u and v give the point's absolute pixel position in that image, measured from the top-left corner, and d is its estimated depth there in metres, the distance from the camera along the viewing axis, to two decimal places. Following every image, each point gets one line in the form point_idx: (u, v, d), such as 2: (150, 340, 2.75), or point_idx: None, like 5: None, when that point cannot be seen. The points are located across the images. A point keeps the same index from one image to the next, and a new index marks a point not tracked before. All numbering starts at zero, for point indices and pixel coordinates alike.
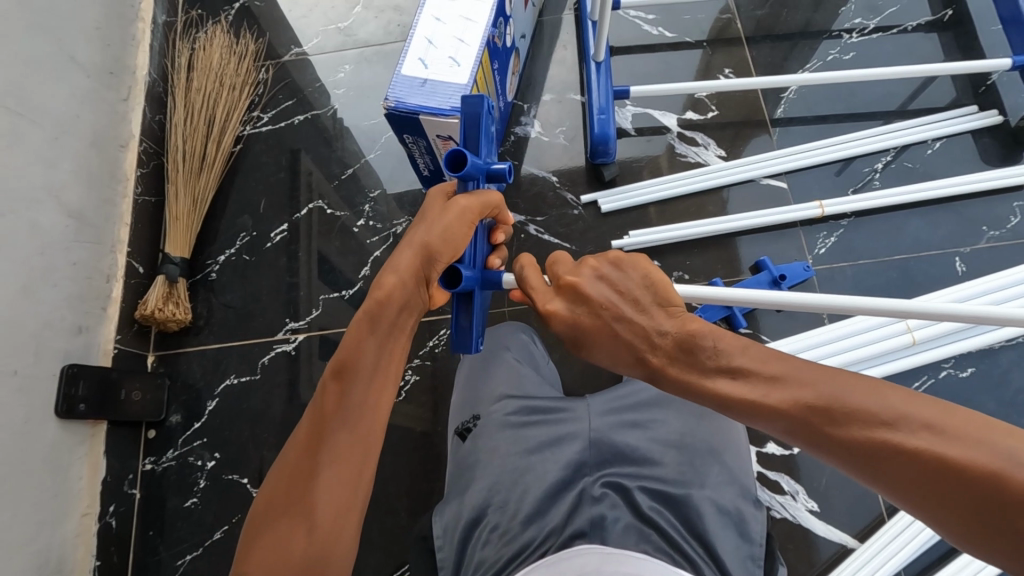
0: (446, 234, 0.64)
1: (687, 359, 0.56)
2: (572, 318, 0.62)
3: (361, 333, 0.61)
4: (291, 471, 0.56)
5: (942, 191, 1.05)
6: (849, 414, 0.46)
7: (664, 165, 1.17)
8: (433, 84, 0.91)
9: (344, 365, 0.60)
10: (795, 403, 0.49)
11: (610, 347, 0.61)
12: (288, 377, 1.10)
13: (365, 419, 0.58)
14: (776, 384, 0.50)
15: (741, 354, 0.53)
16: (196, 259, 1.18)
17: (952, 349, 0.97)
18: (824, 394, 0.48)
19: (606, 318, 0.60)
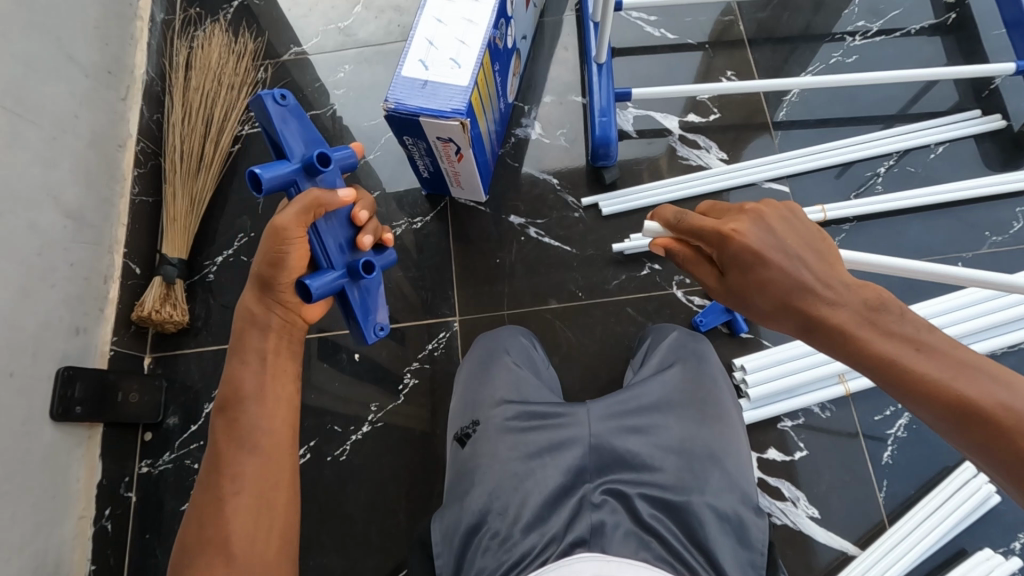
0: (269, 259, 0.69)
1: (856, 311, 0.56)
2: (759, 258, 0.59)
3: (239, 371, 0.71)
4: (205, 495, 0.65)
5: (944, 196, 1.05)
6: (996, 396, 0.49)
7: (666, 168, 1.16)
8: (433, 86, 0.91)
9: (230, 397, 0.69)
10: (944, 373, 0.51)
11: (771, 282, 0.59)
12: None
13: (259, 444, 0.67)
14: (932, 356, 0.52)
15: (912, 324, 0.54)
16: (194, 260, 1.17)
17: None
18: (974, 374, 0.50)
19: (789, 260, 0.59)
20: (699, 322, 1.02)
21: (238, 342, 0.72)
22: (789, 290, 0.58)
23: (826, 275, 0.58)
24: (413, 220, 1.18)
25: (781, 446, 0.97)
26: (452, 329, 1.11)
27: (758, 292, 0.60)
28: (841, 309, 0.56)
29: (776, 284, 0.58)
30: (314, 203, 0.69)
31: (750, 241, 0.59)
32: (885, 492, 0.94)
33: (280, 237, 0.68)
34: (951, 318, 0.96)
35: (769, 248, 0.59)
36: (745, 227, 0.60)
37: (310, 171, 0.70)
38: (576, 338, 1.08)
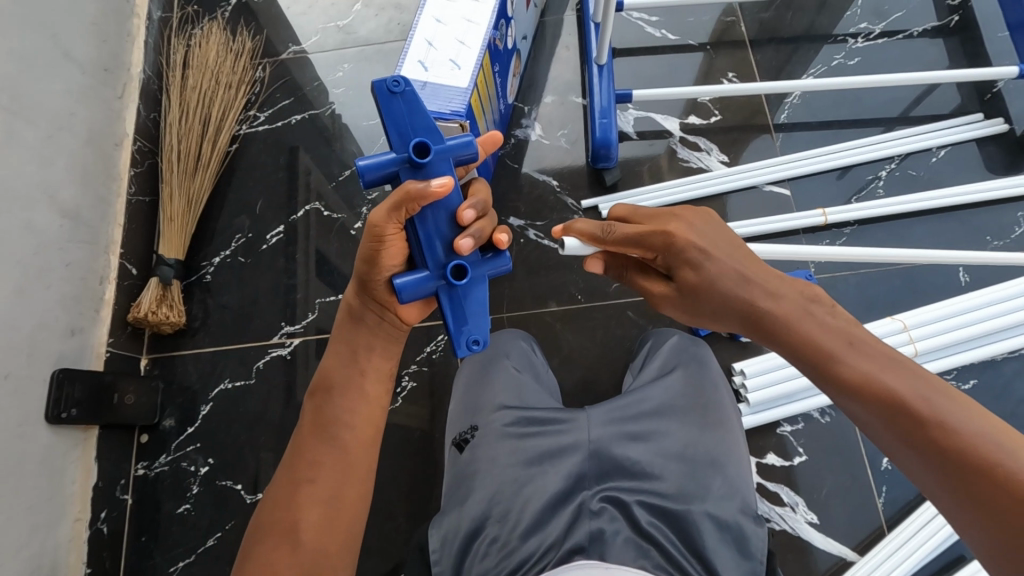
0: (366, 260, 0.67)
1: (791, 306, 0.61)
2: (699, 258, 0.64)
3: (329, 363, 0.73)
4: (282, 479, 0.66)
5: (946, 200, 1.04)
6: (914, 386, 0.53)
7: (667, 170, 1.15)
8: (433, 87, 0.90)
9: (322, 385, 0.72)
10: (871, 364, 0.55)
11: (710, 280, 0.63)
12: (285, 380, 1.09)
13: (342, 437, 0.68)
14: (858, 349, 0.56)
15: (840, 320, 0.59)
16: (191, 260, 1.17)
17: (954, 360, 0.96)
18: (896, 367, 0.54)
19: (725, 257, 0.64)
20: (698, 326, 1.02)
21: (339, 335, 0.74)
22: (728, 290, 0.63)
23: (762, 276, 0.63)
24: None
25: (780, 451, 0.97)
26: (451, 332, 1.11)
27: (698, 291, 0.64)
28: (782, 303, 0.61)
29: (715, 282, 0.63)
30: (404, 198, 0.59)
31: (690, 239, 0.64)
32: (884, 498, 0.94)
33: (376, 235, 0.63)
34: (951, 324, 0.96)
35: (708, 249, 0.64)
36: (679, 227, 0.65)
37: (411, 162, 0.61)
38: (576, 341, 1.07)
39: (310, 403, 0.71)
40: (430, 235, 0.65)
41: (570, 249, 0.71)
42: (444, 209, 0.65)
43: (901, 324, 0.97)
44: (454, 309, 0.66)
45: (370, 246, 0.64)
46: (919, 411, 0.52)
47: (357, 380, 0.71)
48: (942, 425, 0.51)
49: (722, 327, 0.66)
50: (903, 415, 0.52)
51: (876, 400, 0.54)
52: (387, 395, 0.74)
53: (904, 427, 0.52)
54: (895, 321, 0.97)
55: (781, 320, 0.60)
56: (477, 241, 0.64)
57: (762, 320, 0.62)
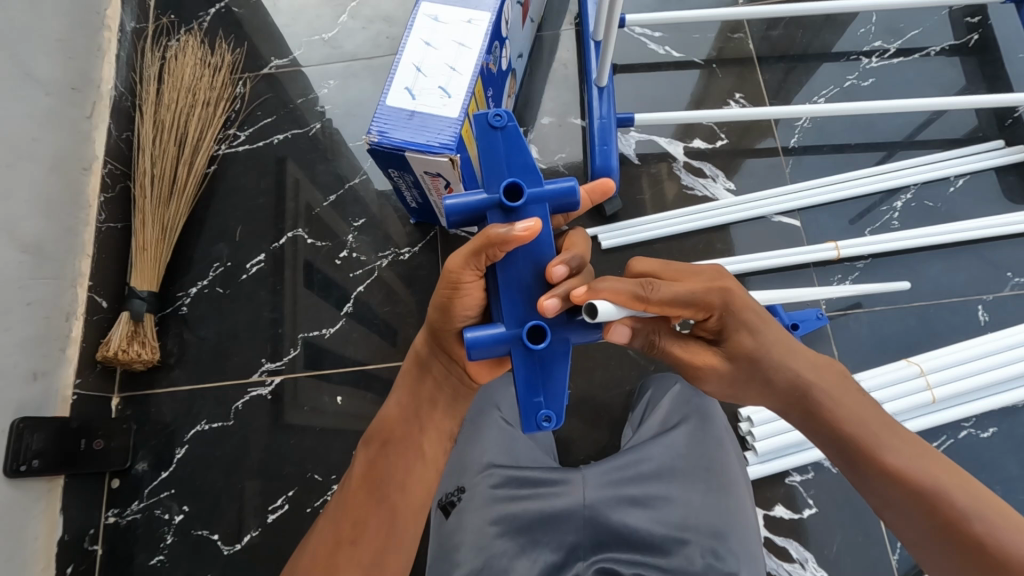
0: (440, 313, 0.63)
1: (826, 385, 0.62)
2: (756, 322, 0.64)
3: (391, 412, 0.71)
4: (329, 526, 0.64)
5: (964, 233, 0.99)
6: (940, 473, 0.57)
7: (670, 198, 1.09)
8: (421, 118, 0.83)
9: (381, 432, 0.70)
10: (900, 448, 0.59)
11: (761, 348, 0.63)
12: (266, 420, 1.03)
13: (394, 494, 0.65)
14: (887, 433, 0.60)
15: (859, 399, 0.62)
16: (166, 291, 1.10)
17: (972, 408, 0.91)
18: (918, 452, 0.59)
19: (775, 331, 0.64)
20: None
21: (404, 383, 0.72)
22: (781, 359, 0.63)
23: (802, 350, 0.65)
24: (401, 250, 1.10)
25: (789, 503, 0.92)
26: None
27: (756, 356, 0.63)
28: (813, 379, 0.62)
29: (767, 351, 0.63)
30: (485, 244, 0.55)
31: (747, 301, 0.63)
32: (898, 554, 0.89)
33: (451, 280, 0.58)
34: (969, 369, 0.91)
35: (762, 318, 0.64)
36: (738, 286, 0.64)
37: (504, 207, 0.57)
38: (573, 382, 1.01)
39: (366, 451, 0.69)
40: (512, 288, 0.58)
41: (603, 316, 0.55)
42: (534, 261, 0.59)
43: (917, 369, 0.92)
44: (526, 377, 0.57)
45: (447, 291, 0.60)
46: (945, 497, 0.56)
47: (415, 434, 0.68)
48: (968, 515, 0.55)
49: (756, 401, 0.67)
50: (934, 502, 0.56)
51: (909, 486, 0.57)
52: (444, 456, 0.71)
53: (932, 512, 0.56)
54: (911, 365, 0.92)
55: (821, 399, 0.62)
56: (563, 302, 0.56)
57: (803, 396, 0.62)
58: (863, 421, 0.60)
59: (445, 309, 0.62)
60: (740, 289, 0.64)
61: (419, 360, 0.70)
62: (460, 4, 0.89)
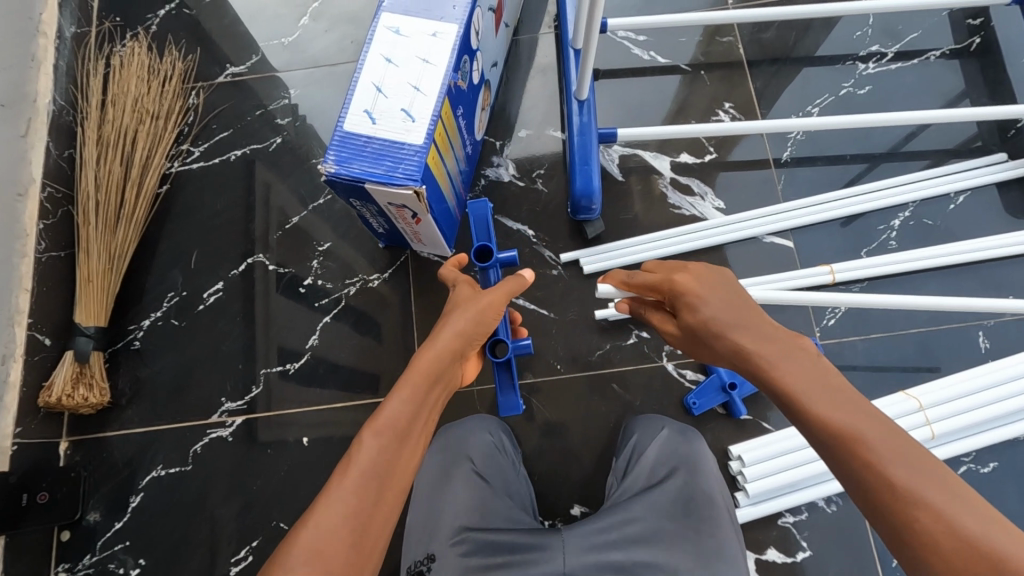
0: (478, 334, 0.60)
1: (777, 347, 0.46)
2: (708, 291, 0.52)
3: (385, 429, 0.45)
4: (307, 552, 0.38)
5: (966, 255, 0.93)
6: (915, 469, 0.37)
7: (656, 218, 1.02)
8: (381, 145, 0.75)
9: (389, 420, 0.46)
10: (859, 420, 0.40)
11: (705, 314, 0.51)
12: (227, 465, 0.96)
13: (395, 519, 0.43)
14: (844, 403, 0.41)
15: (816, 361, 0.45)
16: (116, 324, 1.02)
17: (973, 443, 0.87)
18: (896, 434, 0.39)
19: (717, 297, 0.52)
20: (692, 404, 0.90)
21: (419, 367, 0.51)
22: (720, 323, 0.49)
23: (765, 316, 0.49)
24: (370, 277, 1.03)
25: (782, 545, 0.87)
26: None
27: (710, 328, 0.50)
28: (756, 340, 0.47)
29: (712, 316, 0.50)
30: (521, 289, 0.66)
31: (691, 279, 0.54)
32: None
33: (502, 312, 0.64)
34: (970, 403, 0.86)
35: (717, 287, 0.53)
36: (704, 264, 0.56)
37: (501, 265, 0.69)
38: (556, 419, 0.95)
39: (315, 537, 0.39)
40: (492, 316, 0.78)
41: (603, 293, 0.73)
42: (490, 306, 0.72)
43: (916, 403, 0.87)
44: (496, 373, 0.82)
45: (487, 317, 0.61)
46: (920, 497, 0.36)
47: (420, 441, 0.47)
48: (932, 518, 0.36)
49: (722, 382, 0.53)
50: (895, 504, 0.37)
51: (865, 474, 0.38)
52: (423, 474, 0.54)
53: (884, 504, 0.37)
54: (909, 399, 0.87)
55: (766, 363, 0.45)
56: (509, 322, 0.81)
57: (748, 367, 0.47)
58: (807, 387, 0.42)
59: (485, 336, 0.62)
60: (692, 264, 0.56)
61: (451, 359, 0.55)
62: (425, 14, 0.80)
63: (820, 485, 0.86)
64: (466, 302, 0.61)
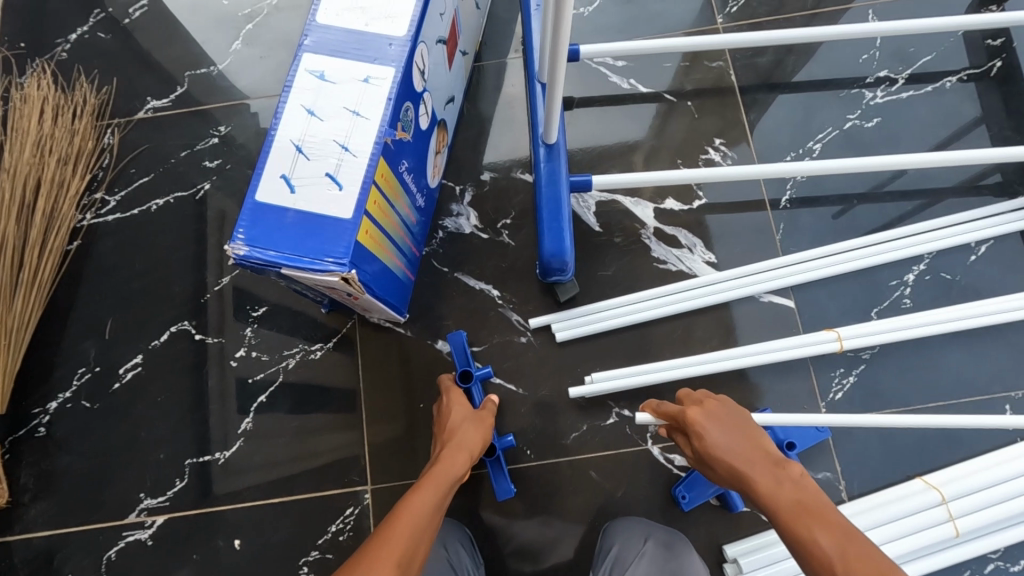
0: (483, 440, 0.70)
1: (766, 467, 0.51)
2: (715, 420, 0.57)
3: (425, 498, 0.54)
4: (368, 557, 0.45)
5: (994, 318, 0.81)
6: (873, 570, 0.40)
7: (639, 274, 0.90)
8: (302, 221, 0.62)
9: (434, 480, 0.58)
10: (827, 532, 0.44)
11: (707, 434, 0.56)
12: (147, 573, 0.83)
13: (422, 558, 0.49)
14: (816, 518, 0.45)
15: (800, 481, 0.49)
16: (19, 407, 0.88)
17: (1003, 540, 0.76)
18: (861, 544, 0.42)
19: (716, 422, 0.57)
20: (680, 498, 0.79)
21: (449, 456, 0.63)
22: (715, 445, 0.55)
23: (764, 443, 0.54)
24: (312, 347, 0.89)
25: None
26: (364, 502, 0.84)
27: (710, 451, 0.55)
28: (749, 462, 0.52)
29: (713, 443, 0.55)
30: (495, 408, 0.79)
31: (695, 406, 0.59)
32: None
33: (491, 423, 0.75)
34: (1000, 495, 0.75)
35: (728, 416, 0.58)
36: (721, 401, 0.61)
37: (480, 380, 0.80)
38: (526, 514, 0.83)
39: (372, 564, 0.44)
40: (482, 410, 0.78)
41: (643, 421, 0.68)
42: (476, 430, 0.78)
43: (939, 495, 0.76)
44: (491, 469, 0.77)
45: (486, 431, 0.71)
46: None
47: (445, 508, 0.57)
48: None
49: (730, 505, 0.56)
50: None
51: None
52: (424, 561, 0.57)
53: None
54: (930, 490, 0.76)
55: (753, 480, 0.50)
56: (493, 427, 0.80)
57: (742, 486, 0.52)
58: (785, 503, 0.47)
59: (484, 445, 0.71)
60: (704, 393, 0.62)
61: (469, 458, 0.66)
62: (355, 54, 0.66)
63: None
64: (468, 410, 0.73)
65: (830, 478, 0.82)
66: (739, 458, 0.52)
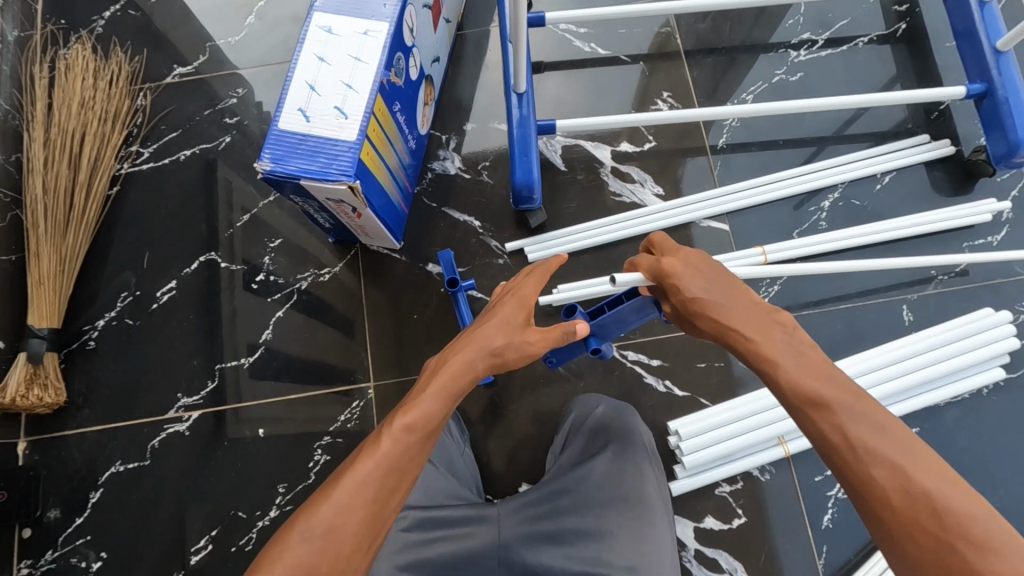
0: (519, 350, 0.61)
1: (761, 325, 0.57)
2: (693, 269, 0.61)
3: (388, 443, 0.52)
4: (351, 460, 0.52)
5: (889, 234, 0.98)
6: (880, 433, 0.49)
7: (598, 205, 1.06)
8: (316, 142, 0.78)
9: (410, 411, 0.55)
10: (828, 391, 0.51)
11: (692, 290, 0.60)
12: (184, 460, 0.98)
13: (374, 484, 0.50)
14: (822, 378, 0.52)
15: (794, 337, 0.56)
16: (70, 325, 1.03)
17: (895, 410, 0.92)
18: (861, 400, 0.50)
19: (699, 274, 0.61)
20: (550, 361, 0.80)
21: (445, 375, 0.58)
22: (700, 292, 0.60)
23: (745, 297, 0.60)
24: (321, 271, 1.05)
25: (720, 514, 0.92)
26: (367, 397, 1.00)
27: (699, 302, 0.60)
28: (738, 318, 0.58)
29: (698, 290, 0.60)
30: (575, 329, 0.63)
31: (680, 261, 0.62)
32: (824, 558, 0.90)
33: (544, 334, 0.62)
34: (893, 372, 0.92)
35: (700, 264, 0.62)
36: (690, 248, 0.64)
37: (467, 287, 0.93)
38: (504, 402, 0.98)
39: (330, 507, 0.49)
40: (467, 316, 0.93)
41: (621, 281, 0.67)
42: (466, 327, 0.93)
43: None
44: None
45: (524, 344, 0.61)
46: (907, 451, 0.48)
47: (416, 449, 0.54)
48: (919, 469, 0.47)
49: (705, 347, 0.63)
50: (887, 464, 0.47)
51: (859, 441, 0.49)
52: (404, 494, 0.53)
53: (885, 466, 0.47)
54: None
55: (744, 337, 0.57)
56: None
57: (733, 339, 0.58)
58: (810, 373, 0.53)
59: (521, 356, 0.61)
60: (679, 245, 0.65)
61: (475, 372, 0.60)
62: (355, 13, 0.82)
63: (756, 463, 0.91)
64: (515, 321, 0.62)
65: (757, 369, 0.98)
66: (728, 315, 0.59)
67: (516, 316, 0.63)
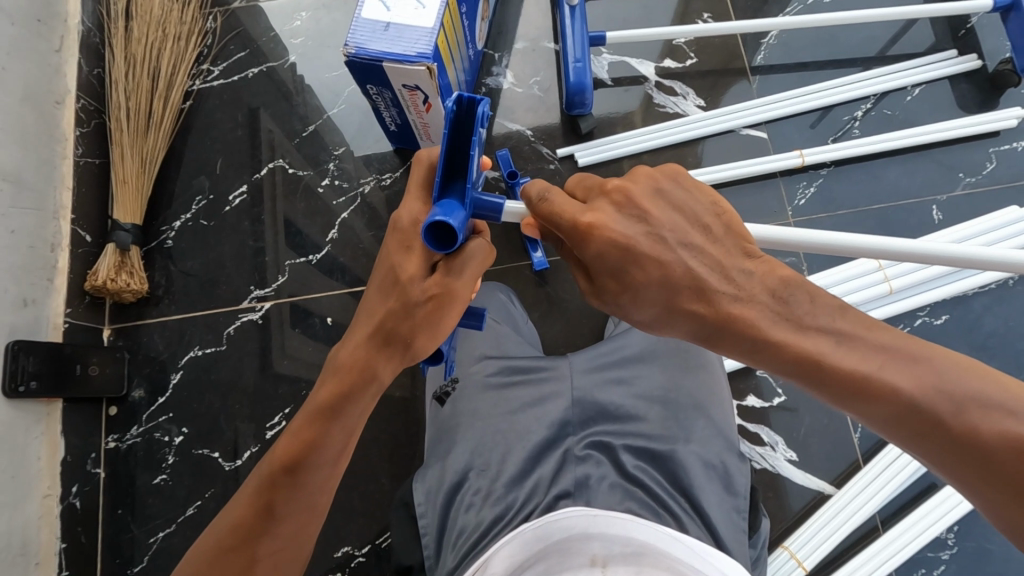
0: (424, 320, 0.55)
1: (764, 299, 0.52)
2: (635, 220, 0.54)
3: (273, 487, 0.57)
4: (246, 515, 0.57)
5: (921, 138, 1.04)
6: (927, 394, 0.47)
7: (642, 117, 1.13)
8: (397, 29, 0.85)
9: (289, 451, 0.57)
10: (909, 385, 0.47)
11: (674, 271, 0.53)
12: (257, 346, 1.05)
13: (293, 516, 0.58)
14: (856, 346, 0.49)
15: (829, 312, 0.51)
16: (149, 225, 1.11)
17: (927, 297, 0.98)
18: (890, 359, 0.49)
19: (660, 240, 0.54)
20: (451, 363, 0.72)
21: (319, 394, 0.57)
22: (659, 257, 0.53)
23: (716, 251, 0.54)
24: (384, 175, 1.11)
25: (760, 392, 0.99)
26: None
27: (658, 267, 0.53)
28: (753, 302, 0.52)
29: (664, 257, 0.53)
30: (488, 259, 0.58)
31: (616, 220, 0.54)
32: (860, 433, 0.97)
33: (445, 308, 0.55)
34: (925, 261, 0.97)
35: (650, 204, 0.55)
36: (621, 191, 0.55)
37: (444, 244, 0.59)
38: (558, 292, 1.05)
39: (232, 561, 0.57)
40: None
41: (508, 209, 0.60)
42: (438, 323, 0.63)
43: (877, 264, 0.98)
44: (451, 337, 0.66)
45: (422, 318, 0.55)
46: (955, 397, 0.47)
47: (313, 480, 0.58)
48: (969, 412, 0.46)
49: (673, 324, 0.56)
50: (934, 420, 0.47)
51: (902, 403, 0.47)
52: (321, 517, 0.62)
53: (940, 423, 0.47)
54: (871, 261, 0.98)
55: (742, 313, 0.52)
56: None
57: (730, 316, 0.52)
58: (835, 354, 0.49)
59: (430, 325, 0.55)
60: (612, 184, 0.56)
61: (354, 367, 0.57)
62: None
63: None
64: (391, 287, 0.56)
65: (794, 262, 1.05)
66: (716, 283, 0.53)
67: (410, 287, 0.55)
